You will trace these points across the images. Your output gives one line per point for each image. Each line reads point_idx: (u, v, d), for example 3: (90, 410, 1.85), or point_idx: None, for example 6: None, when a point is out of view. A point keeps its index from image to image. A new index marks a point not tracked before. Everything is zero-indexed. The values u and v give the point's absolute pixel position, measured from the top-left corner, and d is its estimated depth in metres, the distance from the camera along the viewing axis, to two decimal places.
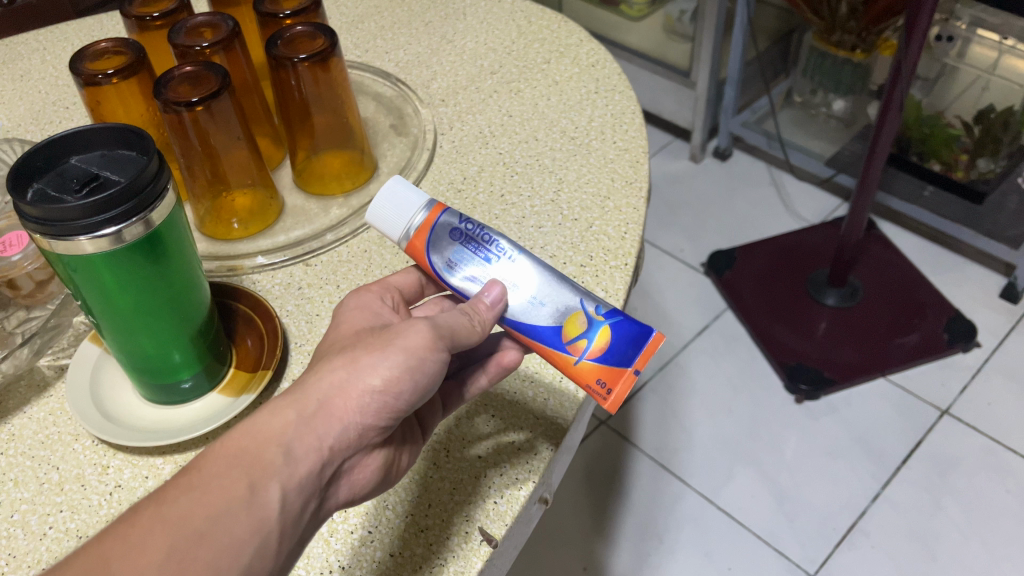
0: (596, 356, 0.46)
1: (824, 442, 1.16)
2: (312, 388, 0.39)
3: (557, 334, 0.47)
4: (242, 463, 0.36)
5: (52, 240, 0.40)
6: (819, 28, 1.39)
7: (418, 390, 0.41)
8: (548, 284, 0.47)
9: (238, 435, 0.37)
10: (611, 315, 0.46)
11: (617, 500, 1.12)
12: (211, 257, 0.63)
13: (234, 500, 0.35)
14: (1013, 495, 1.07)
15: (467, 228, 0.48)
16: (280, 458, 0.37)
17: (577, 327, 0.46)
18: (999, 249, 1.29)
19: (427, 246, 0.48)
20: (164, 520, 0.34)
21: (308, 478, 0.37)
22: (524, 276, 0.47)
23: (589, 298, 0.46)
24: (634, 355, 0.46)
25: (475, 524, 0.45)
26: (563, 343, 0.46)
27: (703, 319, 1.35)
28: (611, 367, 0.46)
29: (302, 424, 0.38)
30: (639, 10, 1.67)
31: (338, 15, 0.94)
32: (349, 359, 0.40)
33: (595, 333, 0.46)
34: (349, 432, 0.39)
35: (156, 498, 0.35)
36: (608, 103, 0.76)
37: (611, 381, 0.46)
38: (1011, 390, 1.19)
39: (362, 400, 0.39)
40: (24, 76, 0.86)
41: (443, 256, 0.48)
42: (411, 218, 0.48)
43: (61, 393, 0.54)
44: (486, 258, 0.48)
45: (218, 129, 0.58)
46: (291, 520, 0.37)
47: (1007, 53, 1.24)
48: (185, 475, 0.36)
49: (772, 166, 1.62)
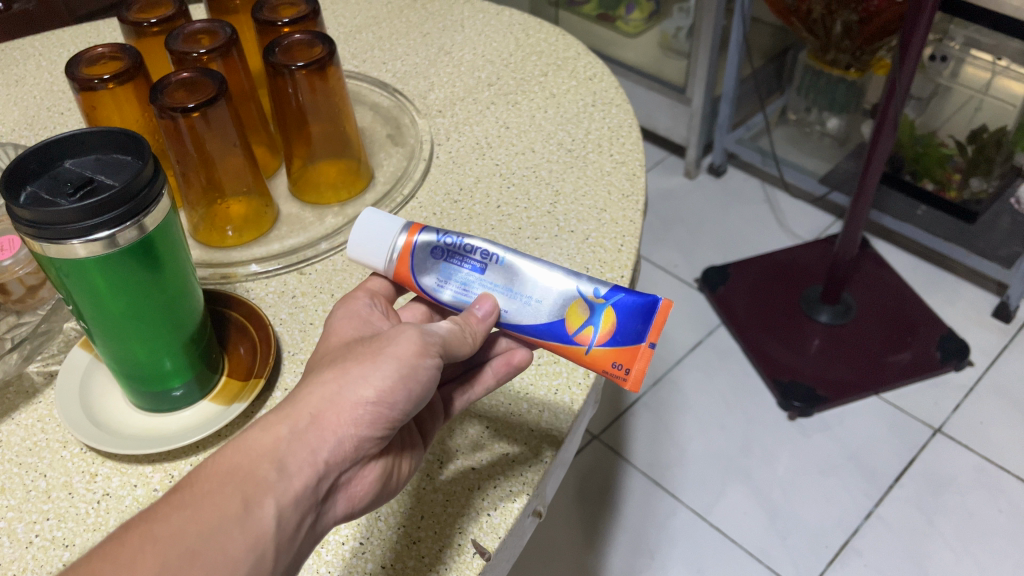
0: (605, 341, 0.46)
1: (816, 459, 1.15)
2: (304, 402, 0.38)
3: (562, 329, 0.47)
4: (235, 480, 0.35)
5: (43, 243, 0.39)
6: (814, 46, 1.39)
7: (412, 399, 0.41)
8: (541, 279, 0.47)
9: (229, 452, 0.36)
10: (611, 295, 0.46)
11: (608, 515, 1.12)
12: (205, 264, 0.63)
13: (227, 517, 0.34)
14: (1005, 515, 1.07)
15: (447, 242, 0.48)
16: (274, 474, 0.36)
17: (580, 315, 0.46)
18: (990, 268, 1.30)
19: (413, 270, 0.48)
20: (155, 539, 0.33)
21: (304, 493, 0.36)
22: (516, 278, 0.47)
23: (585, 283, 0.46)
24: (644, 329, 0.46)
25: (468, 536, 0.45)
26: (570, 335, 0.47)
27: (696, 335, 1.35)
28: (624, 348, 0.46)
29: (293, 439, 0.37)
30: (636, 26, 1.69)
31: (336, 25, 0.94)
32: (339, 371, 0.40)
33: (599, 318, 0.46)
34: (343, 445, 0.38)
35: (145, 516, 0.34)
36: (605, 116, 0.76)
37: (627, 362, 0.46)
38: (1003, 410, 1.19)
39: (356, 412, 0.38)
40: (18, 82, 0.86)
41: (431, 277, 0.48)
42: (389, 245, 0.48)
43: (50, 400, 0.53)
44: (475, 269, 0.48)
45: (214, 135, 0.57)
46: (286, 537, 0.36)
47: (1000, 74, 1.24)
48: (176, 493, 0.35)
49: (766, 183, 1.63)
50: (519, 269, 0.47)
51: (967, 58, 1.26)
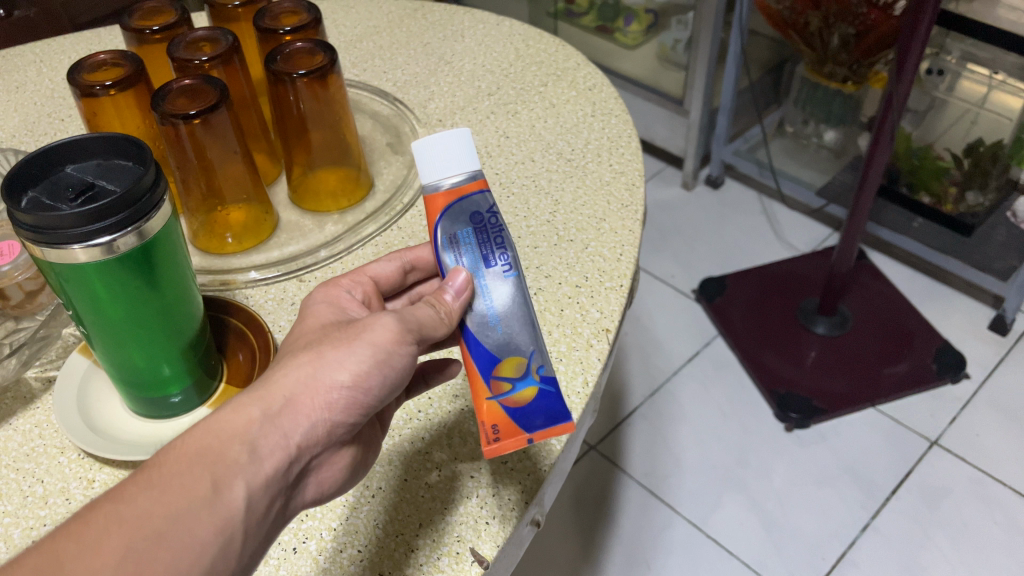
0: (507, 404, 0.42)
1: (812, 470, 1.15)
2: (278, 385, 0.38)
3: (488, 363, 0.43)
4: (204, 461, 0.35)
5: (44, 248, 0.39)
6: (811, 59, 1.40)
7: (386, 384, 0.41)
8: (522, 317, 0.44)
9: (200, 433, 0.36)
10: (548, 383, 0.43)
11: (604, 526, 1.11)
12: (205, 271, 0.62)
13: (196, 499, 0.34)
14: (1001, 527, 1.07)
15: (491, 220, 0.44)
16: (245, 456, 0.35)
17: (512, 369, 0.43)
18: (986, 281, 1.30)
19: (445, 211, 0.44)
20: (121, 519, 0.32)
21: (274, 476, 0.36)
22: (505, 295, 0.44)
23: (542, 355, 0.43)
24: (539, 427, 0.42)
25: (467, 544, 0.45)
26: (489, 374, 0.43)
27: (693, 346, 1.35)
28: (514, 425, 0.42)
29: (266, 421, 0.37)
30: (634, 38, 1.71)
31: (337, 34, 0.95)
32: (315, 354, 0.39)
33: (523, 388, 0.43)
34: (316, 429, 0.38)
35: (113, 495, 0.33)
36: (604, 126, 0.76)
37: (504, 433, 0.42)
38: (999, 422, 1.19)
39: (331, 396, 0.39)
40: (19, 88, 0.86)
41: (448, 228, 0.44)
42: (444, 176, 0.44)
43: (47, 406, 0.53)
44: (485, 259, 0.44)
45: (214, 142, 0.58)
46: (255, 520, 0.36)
47: (996, 88, 1.26)
48: (143, 473, 0.34)
49: (763, 195, 1.63)
50: (517, 293, 0.44)
51: (963, 72, 1.28)
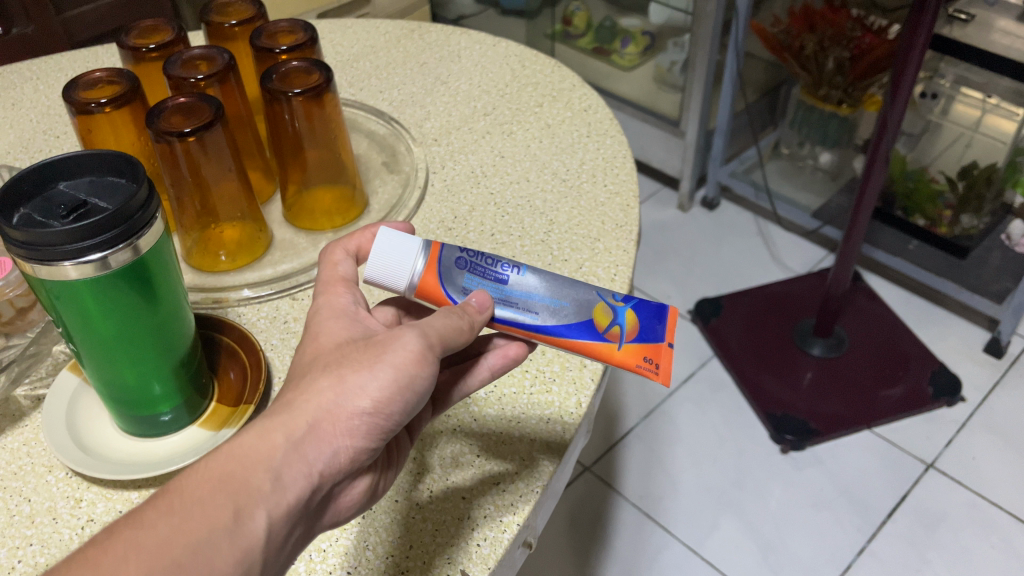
0: (633, 336, 0.47)
1: (810, 493, 1.15)
2: (300, 408, 0.37)
3: (589, 329, 0.47)
4: (228, 488, 0.34)
5: (35, 265, 0.39)
6: (806, 82, 1.41)
7: (407, 408, 0.40)
8: (565, 283, 0.48)
9: (223, 458, 0.35)
10: (629, 299, 0.48)
11: (598, 549, 1.10)
12: (197, 289, 0.62)
13: (217, 529, 0.33)
14: (997, 551, 1.06)
15: (470, 253, 0.47)
16: (267, 484, 0.35)
17: (606, 315, 0.47)
18: (982, 303, 1.30)
19: (441, 280, 0.46)
20: (139, 548, 0.32)
21: (296, 506, 0.36)
22: (540, 282, 0.47)
23: (604, 290, 0.48)
24: (661, 329, 0.48)
25: (457, 567, 0.44)
26: (599, 334, 0.47)
27: (689, 367, 1.34)
28: (650, 343, 0.47)
29: (290, 449, 0.36)
30: (630, 59, 1.72)
31: (334, 53, 0.95)
32: (337, 379, 0.38)
33: (624, 318, 0.48)
34: (338, 457, 0.37)
35: (130, 522, 0.33)
36: (599, 147, 0.76)
37: (654, 356, 0.47)
38: (997, 445, 1.19)
39: (351, 423, 0.38)
40: (14, 105, 0.86)
41: (457, 286, 0.46)
42: (411, 267, 0.46)
43: (36, 423, 0.53)
44: (499, 278, 0.47)
45: (209, 159, 0.58)
46: (273, 550, 0.35)
47: (990, 112, 1.26)
48: (164, 498, 0.34)
49: (759, 217, 1.64)
50: (542, 277, 0.48)
51: (957, 95, 1.29)
